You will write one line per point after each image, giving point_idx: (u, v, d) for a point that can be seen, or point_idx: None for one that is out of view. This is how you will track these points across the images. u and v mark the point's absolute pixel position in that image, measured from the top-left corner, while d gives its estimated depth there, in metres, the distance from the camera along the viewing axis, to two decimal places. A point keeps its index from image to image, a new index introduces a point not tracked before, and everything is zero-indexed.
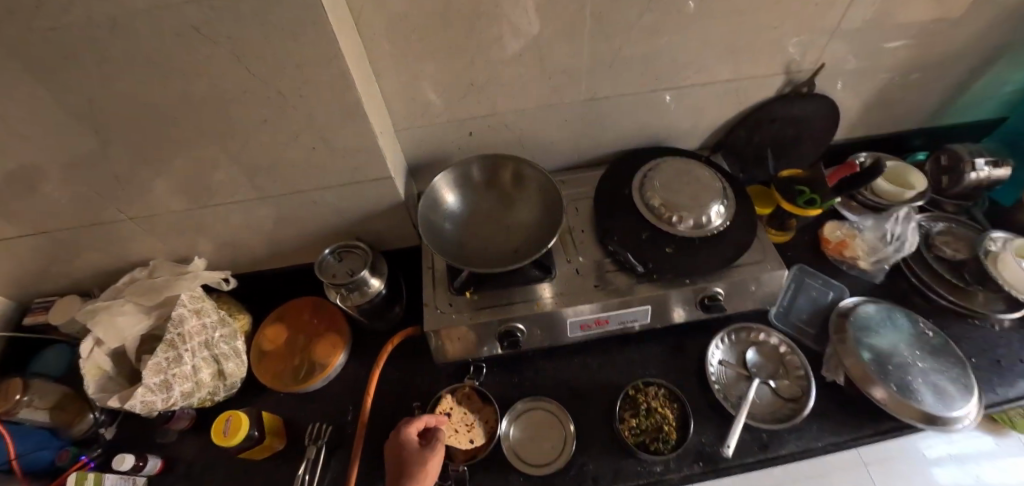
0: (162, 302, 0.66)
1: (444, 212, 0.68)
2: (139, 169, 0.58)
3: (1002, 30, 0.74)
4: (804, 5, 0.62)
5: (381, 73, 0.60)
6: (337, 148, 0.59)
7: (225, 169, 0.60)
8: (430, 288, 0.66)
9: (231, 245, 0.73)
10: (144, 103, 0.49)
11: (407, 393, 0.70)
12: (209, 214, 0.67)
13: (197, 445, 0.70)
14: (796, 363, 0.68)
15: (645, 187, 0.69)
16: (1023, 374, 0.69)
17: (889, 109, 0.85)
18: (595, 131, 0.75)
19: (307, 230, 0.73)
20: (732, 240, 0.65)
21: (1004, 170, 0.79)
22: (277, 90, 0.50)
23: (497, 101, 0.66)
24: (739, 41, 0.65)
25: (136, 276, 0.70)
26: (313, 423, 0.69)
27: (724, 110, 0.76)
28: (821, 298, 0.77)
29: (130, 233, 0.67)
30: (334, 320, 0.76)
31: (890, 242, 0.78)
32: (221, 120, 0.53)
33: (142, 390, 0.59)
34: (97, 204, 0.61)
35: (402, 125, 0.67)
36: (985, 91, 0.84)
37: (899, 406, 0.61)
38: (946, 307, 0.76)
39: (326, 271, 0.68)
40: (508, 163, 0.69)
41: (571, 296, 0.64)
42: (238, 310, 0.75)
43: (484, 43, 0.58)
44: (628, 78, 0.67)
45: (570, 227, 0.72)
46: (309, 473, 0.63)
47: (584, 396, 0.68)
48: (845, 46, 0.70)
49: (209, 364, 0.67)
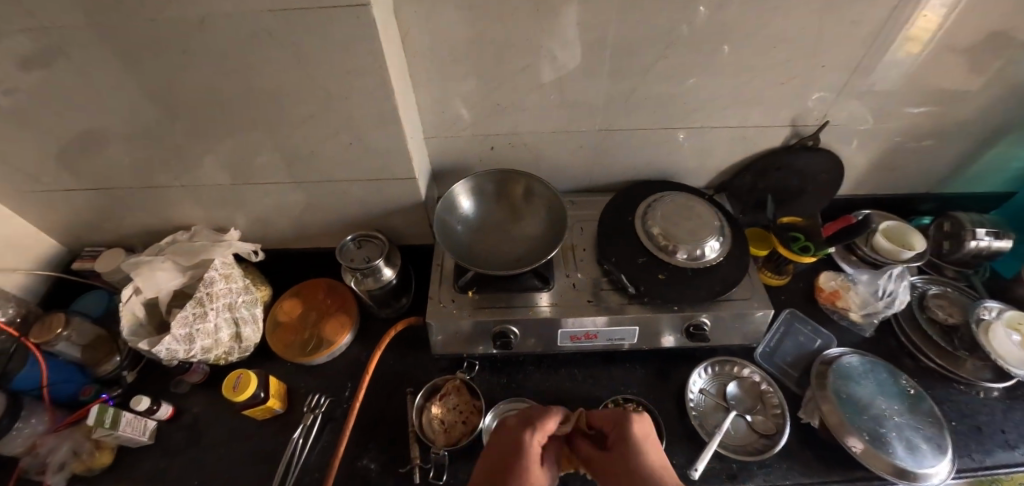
0: (197, 264, 0.74)
1: (459, 215, 0.74)
2: (197, 145, 0.65)
3: (1013, 108, 0.76)
4: (810, 67, 0.67)
5: (418, 86, 0.67)
6: (369, 146, 0.65)
7: (270, 154, 0.67)
8: (436, 283, 0.71)
9: (264, 221, 0.81)
10: (213, 90, 0.57)
11: (402, 378, 0.76)
12: (248, 192, 0.74)
13: (206, 399, 0.76)
14: (773, 401, 0.71)
15: (647, 216, 0.74)
16: (1003, 444, 0.69)
17: (894, 172, 0.88)
18: (608, 159, 0.81)
19: (332, 218, 0.80)
20: (723, 275, 0.68)
21: (1004, 242, 0.82)
22: (325, 90, 0.57)
23: (519, 122, 0.73)
24: (749, 93, 0.70)
25: (178, 237, 0.78)
26: (313, 393, 0.75)
27: (732, 153, 0.81)
28: (807, 344, 0.80)
29: (179, 199, 0.75)
30: (345, 302, 0.82)
31: (881, 297, 0.80)
32: (273, 111, 0.60)
33: (170, 338, 0.66)
34: (157, 171, 0.70)
35: (430, 134, 0.74)
36: (993, 165, 0.87)
37: (868, 455, 0.63)
38: (932, 368, 0.77)
39: (345, 255, 0.74)
40: (523, 178, 0.75)
41: (564, 307, 0.69)
42: (262, 282, 0.82)
43: (512, 70, 0.65)
44: (640, 115, 0.73)
45: (573, 244, 0.77)
46: (303, 437, 0.70)
47: (566, 404, 0.72)
48: (852, 107, 0.74)
49: (229, 325, 0.73)
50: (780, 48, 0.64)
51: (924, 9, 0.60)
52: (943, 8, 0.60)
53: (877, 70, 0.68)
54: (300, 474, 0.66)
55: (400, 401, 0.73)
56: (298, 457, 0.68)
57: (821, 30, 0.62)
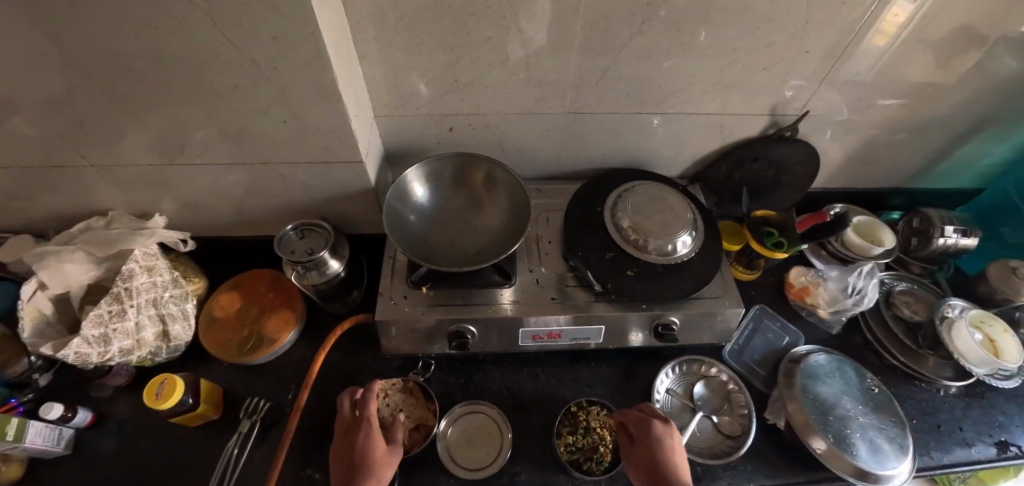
0: (113, 255, 0.65)
1: (412, 204, 0.68)
2: (105, 118, 0.55)
3: (988, 104, 0.75)
4: (796, 52, 0.63)
5: (367, 58, 0.59)
6: (313, 124, 0.58)
7: (194, 131, 0.58)
8: (387, 278, 0.65)
9: (196, 206, 0.72)
10: (116, 52, 0.47)
11: (352, 380, 0.70)
12: (173, 174, 0.65)
13: (131, 405, 0.69)
14: (740, 401, 0.69)
15: (616, 208, 0.70)
16: (960, 441, 0.70)
17: (868, 165, 0.87)
18: (578, 145, 0.76)
19: (274, 203, 0.73)
20: (694, 272, 0.65)
21: (971, 239, 0.82)
22: (252, 59, 0.49)
23: (480, 102, 0.66)
24: (727, 78, 0.66)
25: (92, 225, 0.68)
26: (251, 397, 0.68)
27: (707, 141, 0.77)
28: (776, 341, 0.78)
29: (90, 182, 0.65)
30: (290, 297, 0.76)
31: (850, 295, 0.79)
32: (191, 81, 0.51)
33: (78, 341, 0.58)
34: (59, 147, 0.59)
35: (383, 112, 0.67)
36: (963, 161, 0.87)
37: (831, 456, 0.62)
38: (896, 365, 0.77)
39: (285, 247, 0.67)
40: (484, 164, 0.69)
41: (526, 305, 0.64)
42: (194, 274, 0.74)
43: (474, 42, 0.58)
44: (614, 98, 0.68)
45: (538, 236, 0.72)
46: (238, 446, 0.63)
47: (527, 407, 0.68)
48: (831, 96, 0.71)
49: (155, 323, 0.66)
50: (765, 29, 0.59)
51: (900, 3, 0.58)
52: (912, 3, 0.58)
53: (860, 58, 0.65)
54: None
55: None
56: (232, 470, 0.61)
57: (811, 11, 0.57)
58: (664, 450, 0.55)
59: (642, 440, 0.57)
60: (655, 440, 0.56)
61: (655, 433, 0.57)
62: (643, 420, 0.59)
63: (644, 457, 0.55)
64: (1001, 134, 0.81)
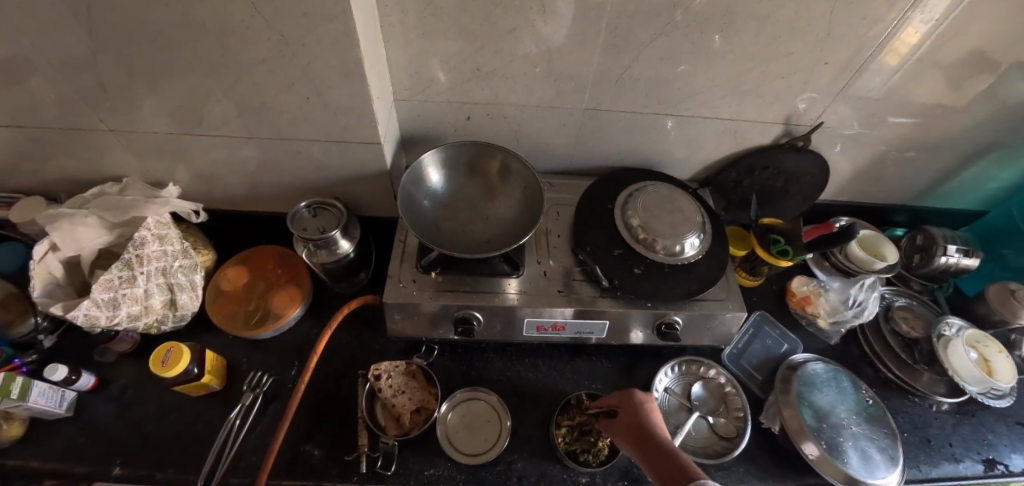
0: (125, 222, 0.66)
1: (426, 189, 0.69)
2: (128, 84, 0.56)
3: (999, 127, 0.76)
4: (814, 63, 0.64)
5: (390, 41, 0.59)
6: (332, 102, 0.59)
7: (215, 103, 0.59)
8: (397, 261, 0.66)
9: (210, 178, 0.72)
10: (145, 18, 0.48)
11: (355, 360, 0.71)
12: (190, 144, 0.65)
13: (135, 371, 0.69)
14: (736, 404, 0.70)
15: (627, 205, 0.70)
16: (949, 457, 0.71)
17: (875, 181, 0.87)
18: (592, 141, 0.76)
19: (288, 180, 0.73)
20: (700, 273, 0.66)
21: (971, 260, 0.83)
22: (280, 34, 0.50)
23: (500, 92, 0.67)
24: (745, 85, 0.67)
25: (106, 190, 0.69)
26: (254, 370, 0.69)
27: (720, 146, 0.78)
28: (774, 348, 0.79)
29: (107, 146, 0.65)
30: (297, 274, 0.77)
31: (850, 307, 0.80)
32: (216, 52, 0.52)
33: (89, 303, 0.58)
34: (79, 111, 0.59)
35: (402, 96, 0.67)
36: (970, 183, 0.88)
37: (823, 462, 0.63)
38: (891, 379, 0.78)
39: (297, 224, 0.68)
40: (498, 154, 0.70)
41: (533, 296, 0.64)
42: (203, 246, 0.75)
43: (498, 32, 0.58)
44: (630, 97, 0.68)
45: (547, 230, 0.73)
46: (240, 418, 0.64)
47: (526, 397, 0.68)
48: (845, 110, 0.72)
49: (163, 291, 0.66)
50: (786, 38, 0.60)
51: (917, 24, 0.59)
52: (927, 24, 0.59)
53: (875, 73, 0.66)
54: (236, 457, 0.61)
55: (351, 384, 0.68)
56: (233, 440, 0.62)
57: (832, 22, 0.58)
58: (647, 418, 0.58)
59: (626, 412, 0.61)
60: (635, 409, 0.60)
61: (634, 405, 0.60)
62: (625, 393, 0.63)
63: (631, 427, 0.58)
64: (1010, 158, 0.81)
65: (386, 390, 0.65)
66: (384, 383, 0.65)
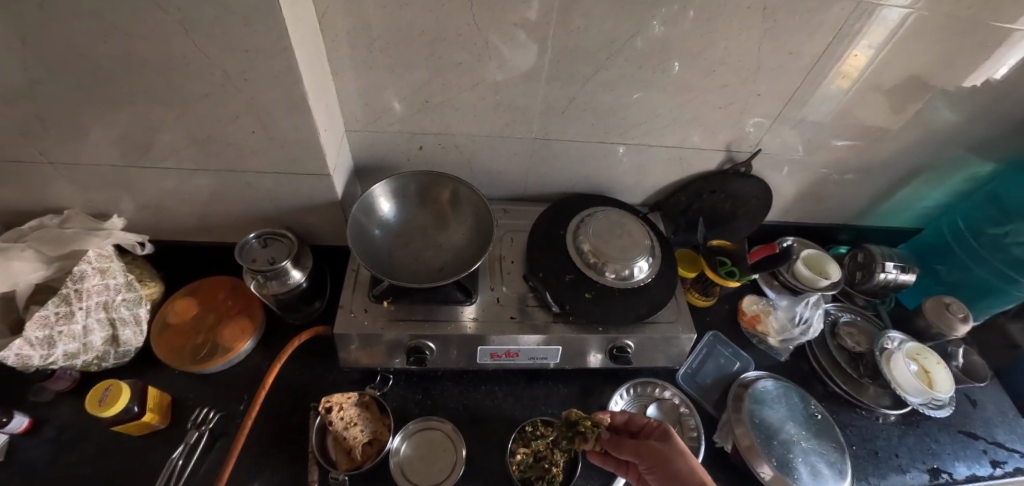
0: (66, 255, 0.64)
1: (378, 219, 0.69)
2: (67, 117, 0.55)
3: (924, 151, 0.81)
4: (748, 94, 0.68)
5: (340, 75, 0.60)
6: (280, 134, 0.59)
7: (159, 134, 0.58)
8: (349, 290, 0.66)
9: (157, 209, 0.71)
10: (83, 54, 0.47)
11: (308, 392, 0.70)
12: (137, 174, 0.64)
13: (72, 411, 0.66)
14: (690, 424, 0.72)
15: (578, 231, 0.72)
16: (896, 467, 0.73)
17: (817, 202, 0.92)
18: (544, 168, 0.78)
19: (239, 210, 0.72)
20: (649, 296, 0.67)
21: (908, 276, 0.87)
22: (224, 71, 0.51)
23: (451, 123, 0.68)
24: (687, 114, 0.70)
25: (46, 222, 0.67)
26: (201, 406, 0.67)
27: (668, 172, 0.81)
28: (727, 366, 0.81)
29: (46, 177, 0.63)
30: (249, 306, 0.75)
31: (797, 324, 0.84)
32: (158, 87, 0.52)
33: (21, 342, 0.56)
34: (16, 143, 0.58)
35: (353, 127, 0.68)
36: (904, 202, 0.93)
37: (776, 480, 0.64)
38: (839, 393, 0.81)
39: (246, 255, 0.67)
40: (450, 183, 0.71)
41: (486, 323, 0.65)
42: (149, 278, 0.73)
43: (446, 66, 0.60)
44: (580, 126, 0.71)
45: (502, 256, 0.74)
46: (183, 458, 0.62)
47: (482, 424, 0.68)
48: (781, 137, 0.76)
49: (104, 327, 0.64)
50: (720, 72, 0.64)
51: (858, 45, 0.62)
52: (850, 60, 0.63)
53: (806, 103, 0.70)
54: None
55: (303, 417, 0.67)
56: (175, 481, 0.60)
57: (760, 58, 0.62)
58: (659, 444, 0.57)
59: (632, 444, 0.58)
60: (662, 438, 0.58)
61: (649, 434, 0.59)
62: (640, 422, 0.62)
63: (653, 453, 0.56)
64: (938, 179, 0.87)
65: (337, 419, 0.63)
66: (335, 413, 0.63)
